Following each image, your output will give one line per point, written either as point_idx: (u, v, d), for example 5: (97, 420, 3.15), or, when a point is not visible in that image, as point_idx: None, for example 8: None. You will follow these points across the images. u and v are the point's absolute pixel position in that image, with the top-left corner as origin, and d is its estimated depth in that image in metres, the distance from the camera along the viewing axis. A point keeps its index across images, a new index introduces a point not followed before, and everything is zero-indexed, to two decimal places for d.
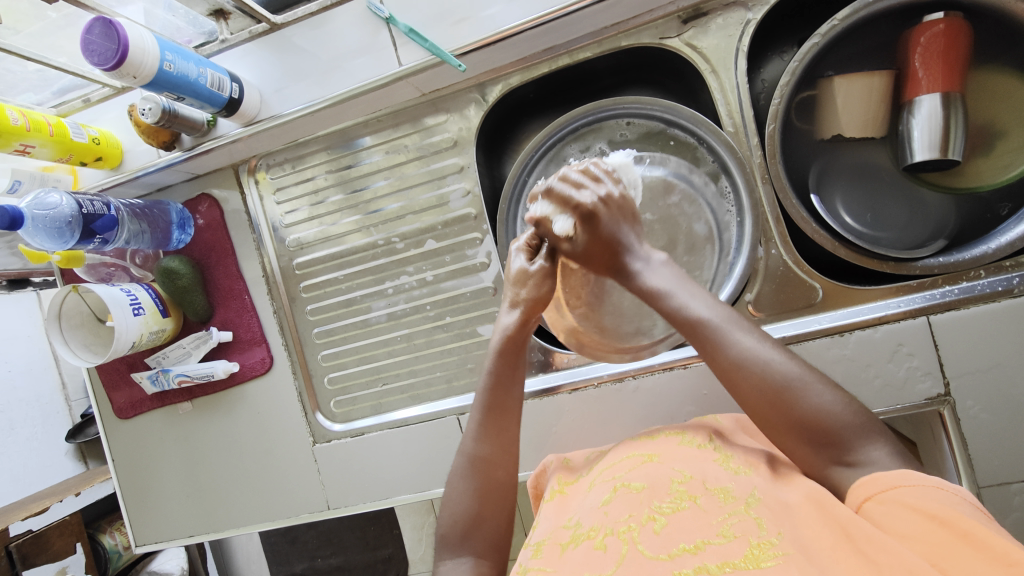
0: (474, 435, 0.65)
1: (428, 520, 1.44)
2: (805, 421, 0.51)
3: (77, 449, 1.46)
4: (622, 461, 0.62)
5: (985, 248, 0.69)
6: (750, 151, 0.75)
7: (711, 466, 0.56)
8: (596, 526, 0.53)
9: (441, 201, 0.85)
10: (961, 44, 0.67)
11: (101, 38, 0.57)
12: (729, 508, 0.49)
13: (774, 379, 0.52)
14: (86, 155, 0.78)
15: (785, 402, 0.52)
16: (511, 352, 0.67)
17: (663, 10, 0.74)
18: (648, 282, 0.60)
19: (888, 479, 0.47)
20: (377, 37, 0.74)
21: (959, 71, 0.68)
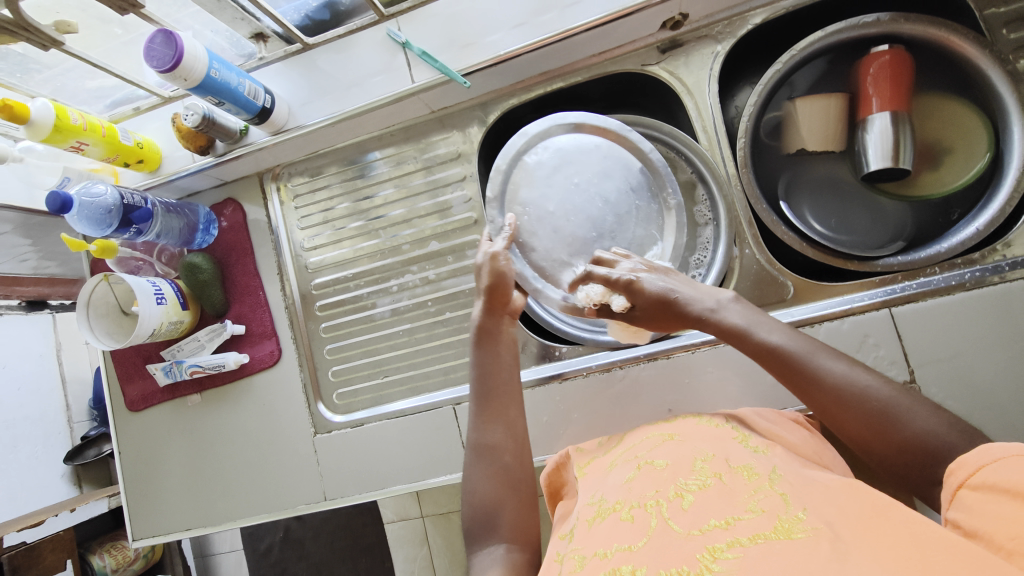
0: (473, 426, 0.72)
1: (422, 551, 1.47)
2: (906, 447, 0.52)
3: (72, 473, 1.48)
4: (641, 442, 0.69)
5: (939, 248, 0.76)
6: (722, 162, 0.83)
7: (733, 445, 0.62)
8: (622, 500, 0.58)
9: (444, 207, 0.93)
10: (905, 71, 0.77)
11: (161, 46, 0.67)
12: (754, 484, 0.53)
13: (870, 403, 0.54)
14: (130, 157, 0.88)
15: (886, 428, 0.53)
16: (485, 341, 0.76)
17: (644, 41, 0.84)
18: (726, 321, 0.65)
19: (974, 459, 0.46)
20: (394, 58, 0.84)
21: (904, 93, 0.77)
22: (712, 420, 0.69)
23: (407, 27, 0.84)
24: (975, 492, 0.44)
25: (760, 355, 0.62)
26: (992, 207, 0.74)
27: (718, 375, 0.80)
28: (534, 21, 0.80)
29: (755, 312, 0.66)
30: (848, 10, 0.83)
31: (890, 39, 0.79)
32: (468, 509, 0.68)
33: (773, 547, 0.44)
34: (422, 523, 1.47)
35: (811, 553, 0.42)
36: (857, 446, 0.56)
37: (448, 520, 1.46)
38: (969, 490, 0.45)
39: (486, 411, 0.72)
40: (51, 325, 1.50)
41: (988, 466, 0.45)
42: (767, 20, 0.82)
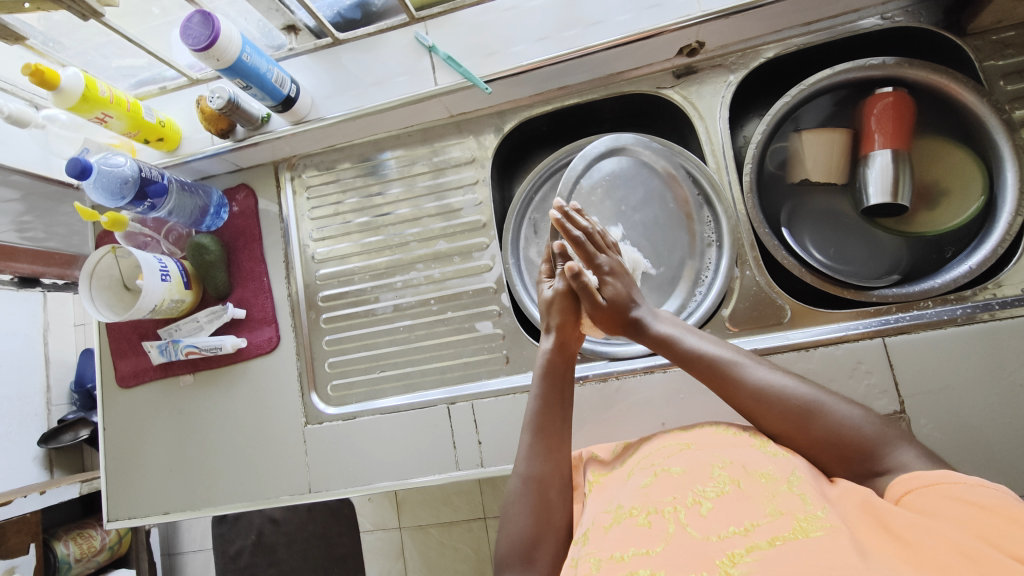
0: (525, 455, 0.71)
1: (396, 564, 1.48)
2: (835, 435, 0.61)
3: (45, 456, 1.47)
4: (657, 451, 0.68)
5: (933, 283, 0.78)
6: (728, 184, 0.86)
7: (749, 450, 0.63)
8: (638, 504, 0.58)
9: (454, 208, 0.95)
10: (906, 112, 0.81)
11: (198, 25, 0.69)
12: (773, 487, 0.55)
13: (796, 399, 0.64)
14: (151, 134, 0.89)
15: (814, 420, 0.62)
16: (552, 374, 0.76)
17: (661, 65, 0.88)
18: (660, 330, 0.76)
19: (932, 476, 0.53)
20: (419, 61, 0.87)
21: (905, 133, 0.81)
22: (728, 427, 0.69)
23: (434, 32, 0.87)
24: (924, 497, 0.51)
25: (691, 359, 0.71)
26: (985, 247, 0.77)
27: (713, 393, 0.82)
28: (558, 36, 0.83)
29: (689, 328, 0.76)
30: (856, 53, 0.87)
31: (894, 82, 0.83)
32: (506, 545, 0.66)
33: (794, 547, 0.47)
34: (400, 534, 1.49)
35: (831, 552, 0.44)
36: (789, 447, 0.64)
37: (425, 535, 1.46)
38: (919, 496, 0.52)
39: (542, 442, 0.71)
40: (40, 304, 1.53)
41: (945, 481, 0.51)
42: (779, 55, 0.86)
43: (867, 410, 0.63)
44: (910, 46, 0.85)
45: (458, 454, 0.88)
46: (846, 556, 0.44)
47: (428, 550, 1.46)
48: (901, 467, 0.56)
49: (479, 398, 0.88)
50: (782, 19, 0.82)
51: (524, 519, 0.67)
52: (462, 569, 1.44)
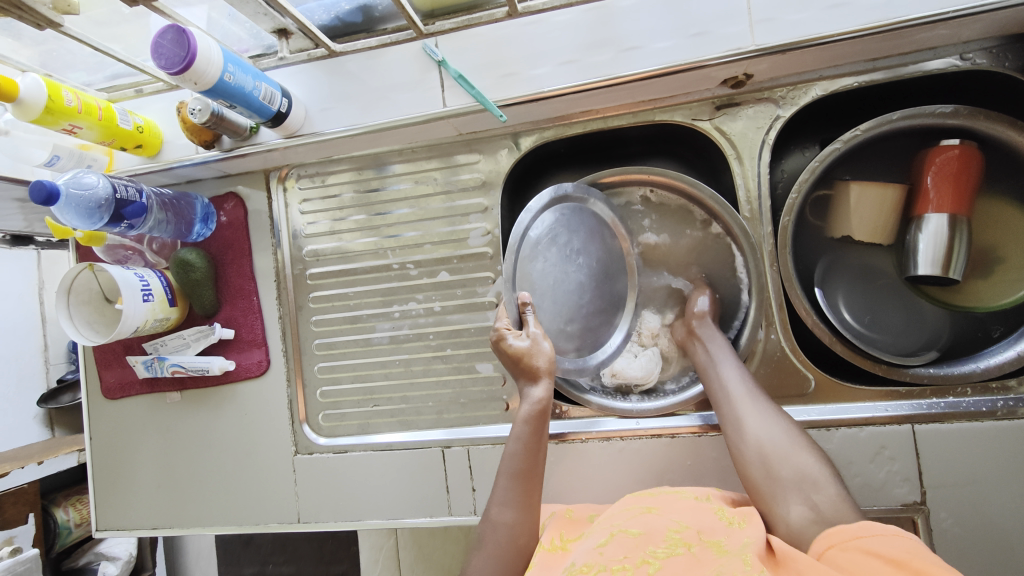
0: (499, 500, 0.69)
1: (388, 542, 1.41)
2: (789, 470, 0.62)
3: (46, 415, 1.39)
4: (619, 512, 0.67)
5: (974, 366, 0.72)
6: (762, 237, 0.78)
7: (707, 517, 0.63)
8: (592, 562, 0.56)
9: (459, 237, 0.87)
10: (972, 171, 0.71)
11: (171, 44, 0.60)
12: (722, 557, 0.54)
13: (774, 429, 0.66)
14: (127, 142, 0.81)
15: (780, 453, 0.64)
16: (541, 420, 0.72)
17: (699, 95, 0.78)
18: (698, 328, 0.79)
19: (852, 530, 0.53)
20: (427, 77, 0.77)
21: (966, 197, 0.72)
22: (692, 493, 0.69)
23: (445, 45, 0.76)
24: (846, 553, 0.51)
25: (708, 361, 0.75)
26: None
27: (722, 463, 0.77)
28: (587, 61, 0.73)
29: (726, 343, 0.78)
30: (922, 94, 0.77)
31: (963, 134, 0.73)
32: None
33: None
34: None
35: None
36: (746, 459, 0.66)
37: None
38: (841, 551, 0.52)
39: (521, 492, 0.69)
40: (35, 263, 1.39)
41: (866, 536, 0.52)
42: (833, 93, 0.75)
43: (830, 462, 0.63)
44: (985, 92, 0.75)
45: (452, 499, 0.85)
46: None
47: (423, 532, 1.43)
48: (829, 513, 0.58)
49: (476, 443, 0.85)
50: (845, 55, 0.71)
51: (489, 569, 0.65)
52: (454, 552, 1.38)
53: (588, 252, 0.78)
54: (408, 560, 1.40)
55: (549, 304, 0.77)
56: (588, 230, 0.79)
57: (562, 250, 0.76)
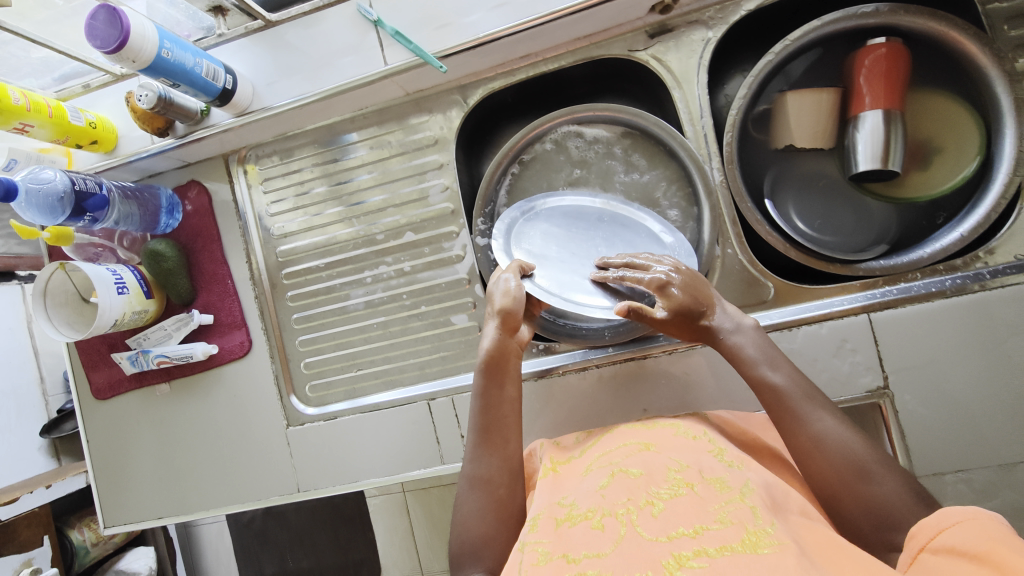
0: (470, 457, 0.66)
1: (402, 523, 1.45)
2: (869, 507, 0.54)
3: (51, 445, 1.38)
4: (617, 448, 0.64)
5: (922, 253, 0.74)
6: (709, 158, 0.80)
7: (705, 457, 0.59)
8: (592, 507, 0.53)
9: (420, 195, 0.89)
10: (900, 69, 0.75)
11: (104, 24, 0.61)
12: (725, 496, 0.52)
13: (849, 458, 0.56)
14: (82, 138, 0.82)
15: (857, 490, 0.55)
16: (495, 369, 0.69)
17: (632, 25, 0.80)
18: (735, 346, 0.65)
19: (934, 522, 0.48)
20: (365, 38, 0.79)
21: (898, 92, 0.75)
22: (689, 430, 0.66)
23: (379, 4, 0.78)
24: (934, 554, 0.46)
25: (760, 389, 0.62)
26: (977, 212, 0.73)
27: (693, 377, 0.81)
28: (517, 2, 0.75)
29: (770, 345, 0.66)
30: None
31: (888, 31, 0.76)
32: (456, 540, 0.62)
33: (741, 561, 0.44)
34: (403, 497, 1.45)
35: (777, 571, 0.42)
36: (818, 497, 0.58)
37: (427, 495, 1.43)
38: (930, 553, 0.46)
39: (487, 443, 0.66)
40: (19, 296, 1.38)
41: (946, 528, 0.46)
42: (762, 6, 0.77)
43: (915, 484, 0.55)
44: None
45: (443, 449, 0.87)
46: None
47: (433, 509, 1.44)
48: None
49: (460, 392, 0.87)
50: None
51: (471, 517, 0.62)
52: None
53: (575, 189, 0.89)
54: (424, 537, 1.43)
55: (555, 250, 0.79)
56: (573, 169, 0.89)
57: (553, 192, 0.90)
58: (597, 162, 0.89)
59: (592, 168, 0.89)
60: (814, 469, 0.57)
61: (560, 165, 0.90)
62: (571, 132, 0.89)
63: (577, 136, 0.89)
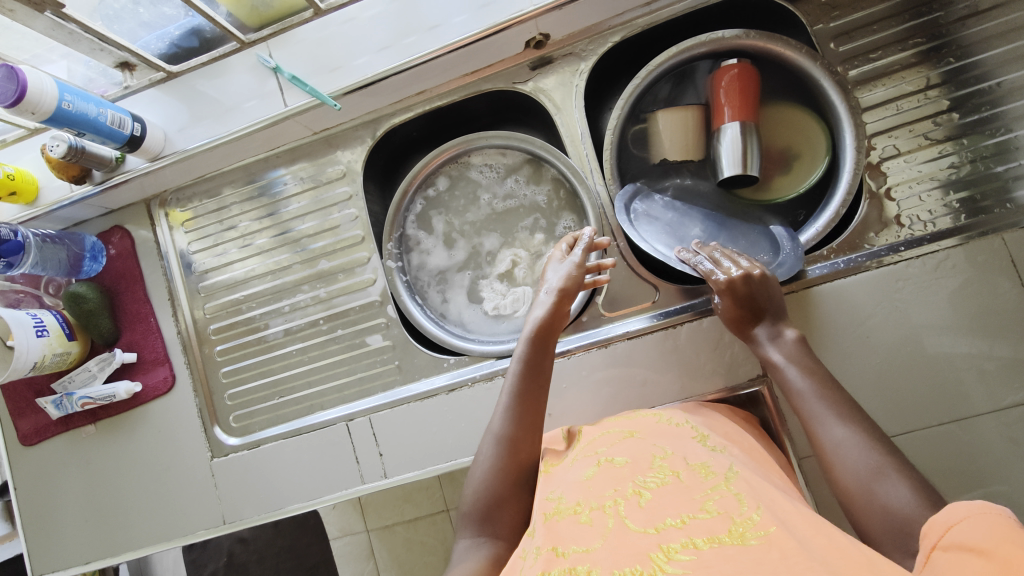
0: (502, 416, 0.72)
1: (368, 566, 1.43)
2: (881, 512, 0.54)
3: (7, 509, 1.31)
4: (602, 438, 0.69)
5: (786, 248, 0.81)
6: (591, 174, 0.87)
7: (690, 444, 0.64)
8: (580, 500, 0.58)
9: (332, 225, 0.94)
10: (750, 85, 0.83)
11: (2, 80, 0.67)
12: (711, 483, 0.56)
13: (863, 465, 0.58)
14: (0, 190, 0.86)
15: (866, 489, 0.56)
16: (544, 339, 0.77)
17: (514, 60, 0.88)
18: (769, 352, 0.71)
19: (944, 519, 0.46)
20: (266, 83, 0.86)
21: (751, 104, 0.83)
22: (671, 418, 0.72)
23: (277, 53, 0.85)
24: (944, 551, 0.44)
25: (789, 394, 0.67)
26: (828, 210, 0.81)
27: (594, 379, 0.83)
28: (399, 44, 0.82)
29: (809, 355, 0.69)
30: (701, 27, 0.88)
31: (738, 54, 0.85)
32: (471, 497, 0.69)
33: (725, 550, 0.48)
34: (367, 537, 1.44)
35: (756, 561, 0.45)
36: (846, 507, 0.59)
37: (392, 533, 1.43)
38: (941, 551, 0.45)
39: (516, 405, 0.72)
40: None
41: (955, 525, 0.45)
42: (626, 38, 0.86)
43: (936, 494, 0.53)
44: (750, 18, 0.87)
45: (362, 468, 0.89)
46: (774, 567, 0.44)
47: (398, 549, 1.43)
48: None
49: (377, 411, 0.89)
50: (619, 4, 0.82)
51: (485, 473, 0.70)
52: (433, 562, 1.40)
53: (473, 208, 0.97)
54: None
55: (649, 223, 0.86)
56: (473, 192, 0.97)
57: (454, 212, 0.97)
58: (492, 184, 0.96)
59: (489, 191, 0.96)
60: (838, 475, 0.59)
61: (460, 190, 0.97)
62: (470, 159, 0.97)
63: (474, 163, 0.97)
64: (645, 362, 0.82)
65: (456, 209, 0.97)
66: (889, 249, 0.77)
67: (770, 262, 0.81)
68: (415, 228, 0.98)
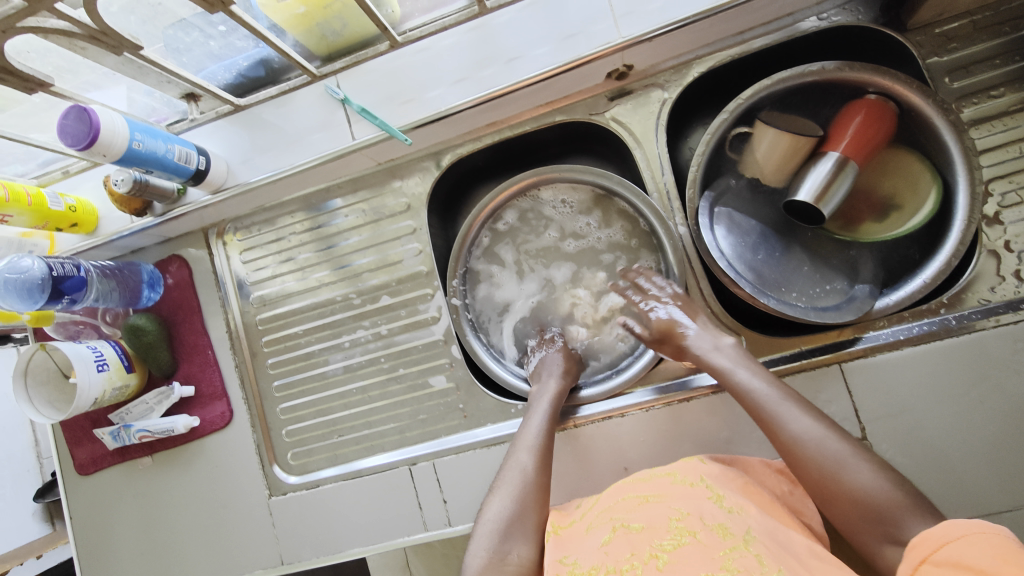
0: (529, 450, 0.71)
1: None
2: (857, 500, 0.57)
3: (44, 509, 1.25)
4: (619, 503, 0.65)
5: (887, 299, 0.75)
6: (672, 214, 0.82)
7: (706, 503, 0.59)
8: (596, 565, 0.56)
9: (394, 260, 0.91)
10: (881, 125, 0.75)
11: (75, 121, 0.64)
12: (728, 544, 0.53)
13: (830, 453, 0.60)
14: (62, 222, 0.84)
15: (838, 478, 0.59)
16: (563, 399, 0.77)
17: (592, 91, 0.83)
18: (712, 360, 0.70)
19: (938, 537, 0.50)
20: (334, 114, 0.82)
21: (867, 148, 0.76)
22: (685, 477, 0.65)
23: (346, 83, 0.81)
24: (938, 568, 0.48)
25: (749, 400, 0.66)
26: (938, 258, 0.73)
27: (674, 433, 0.78)
28: (476, 76, 0.77)
29: (748, 358, 0.70)
30: (797, 58, 0.81)
31: (840, 88, 0.78)
32: (490, 521, 0.66)
33: None
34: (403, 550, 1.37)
35: None
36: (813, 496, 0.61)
37: (430, 548, 1.36)
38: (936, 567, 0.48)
39: (542, 449, 0.72)
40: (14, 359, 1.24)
41: (951, 543, 0.49)
42: (712, 69, 0.80)
43: (899, 475, 0.58)
44: (852, 48, 0.80)
45: (425, 515, 0.86)
46: None
47: (435, 564, 1.35)
48: None
49: (441, 455, 0.86)
50: (713, 33, 0.76)
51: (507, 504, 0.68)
52: None
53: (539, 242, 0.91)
54: None
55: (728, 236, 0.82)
56: (540, 226, 0.91)
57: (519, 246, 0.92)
58: (563, 217, 0.91)
59: (558, 225, 0.91)
60: (799, 466, 0.61)
61: (525, 224, 0.92)
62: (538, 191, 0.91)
63: (542, 195, 0.91)
64: (730, 418, 0.77)
65: (520, 243, 0.92)
66: (1007, 305, 0.71)
67: (844, 291, 0.79)
68: (485, 259, 0.93)
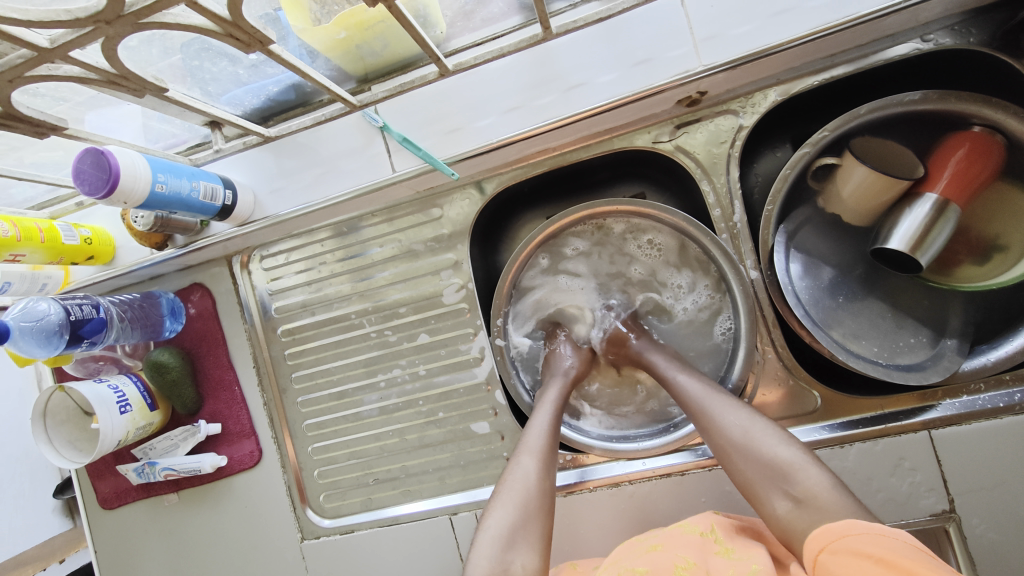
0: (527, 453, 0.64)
1: None
2: (759, 462, 0.58)
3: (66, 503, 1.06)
4: (627, 553, 0.63)
5: (985, 359, 0.69)
6: (744, 257, 0.75)
7: (714, 557, 0.57)
8: None
9: (434, 296, 0.84)
10: (983, 165, 0.66)
11: (91, 167, 0.57)
12: None
13: (736, 424, 0.61)
14: (77, 256, 0.78)
15: (746, 447, 0.59)
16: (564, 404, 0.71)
17: (657, 117, 0.74)
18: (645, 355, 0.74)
19: (837, 528, 0.50)
20: (371, 143, 0.74)
21: (968, 189, 0.67)
22: (696, 525, 0.63)
23: (385, 109, 0.73)
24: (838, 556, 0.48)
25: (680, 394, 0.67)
26: None
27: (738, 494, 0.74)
28: (531, 105, 0.69)
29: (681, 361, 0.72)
30: (890, 84, 0.72)
31: (939, 119, 0.69)
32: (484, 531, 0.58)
33: None
34: None
35: None
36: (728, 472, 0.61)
37: None
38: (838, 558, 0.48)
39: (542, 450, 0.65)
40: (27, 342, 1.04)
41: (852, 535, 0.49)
42: (792, 94, 0.72)
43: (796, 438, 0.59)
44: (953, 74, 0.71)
45: None
46: None
47: None
48: (812, 495, 0.54)
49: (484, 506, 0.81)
50: (804, 57, 0.67)
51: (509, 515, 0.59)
52: None
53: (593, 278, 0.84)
54: None
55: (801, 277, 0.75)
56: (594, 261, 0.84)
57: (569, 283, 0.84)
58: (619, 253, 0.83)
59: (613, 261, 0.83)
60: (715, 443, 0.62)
61: (577, 258, 0.84)
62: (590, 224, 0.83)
63: (595, 227, 0.83)
64: None
65: (572, 279, 0.85)
66: None
67: (929, 345, 0.71)
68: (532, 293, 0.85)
